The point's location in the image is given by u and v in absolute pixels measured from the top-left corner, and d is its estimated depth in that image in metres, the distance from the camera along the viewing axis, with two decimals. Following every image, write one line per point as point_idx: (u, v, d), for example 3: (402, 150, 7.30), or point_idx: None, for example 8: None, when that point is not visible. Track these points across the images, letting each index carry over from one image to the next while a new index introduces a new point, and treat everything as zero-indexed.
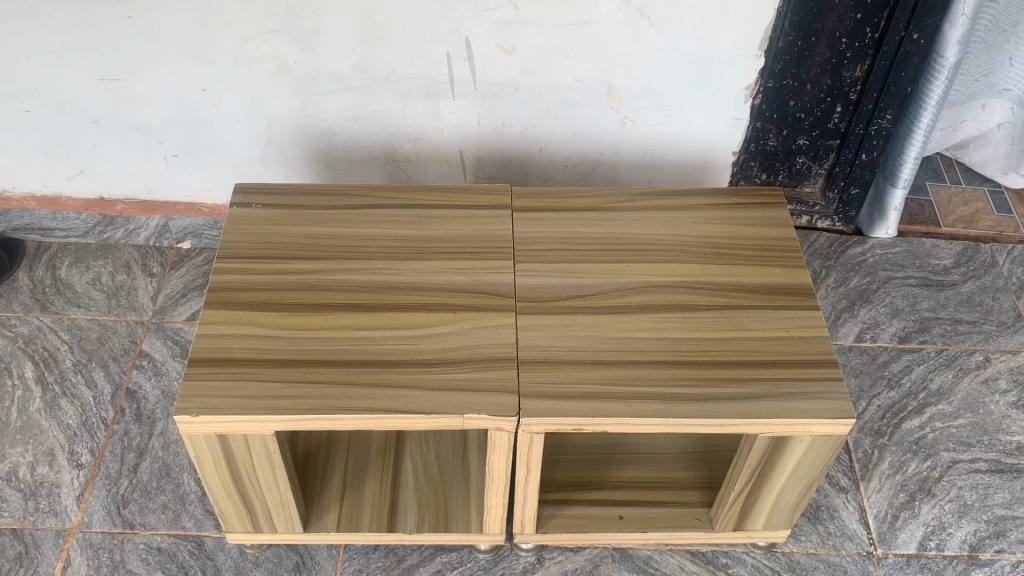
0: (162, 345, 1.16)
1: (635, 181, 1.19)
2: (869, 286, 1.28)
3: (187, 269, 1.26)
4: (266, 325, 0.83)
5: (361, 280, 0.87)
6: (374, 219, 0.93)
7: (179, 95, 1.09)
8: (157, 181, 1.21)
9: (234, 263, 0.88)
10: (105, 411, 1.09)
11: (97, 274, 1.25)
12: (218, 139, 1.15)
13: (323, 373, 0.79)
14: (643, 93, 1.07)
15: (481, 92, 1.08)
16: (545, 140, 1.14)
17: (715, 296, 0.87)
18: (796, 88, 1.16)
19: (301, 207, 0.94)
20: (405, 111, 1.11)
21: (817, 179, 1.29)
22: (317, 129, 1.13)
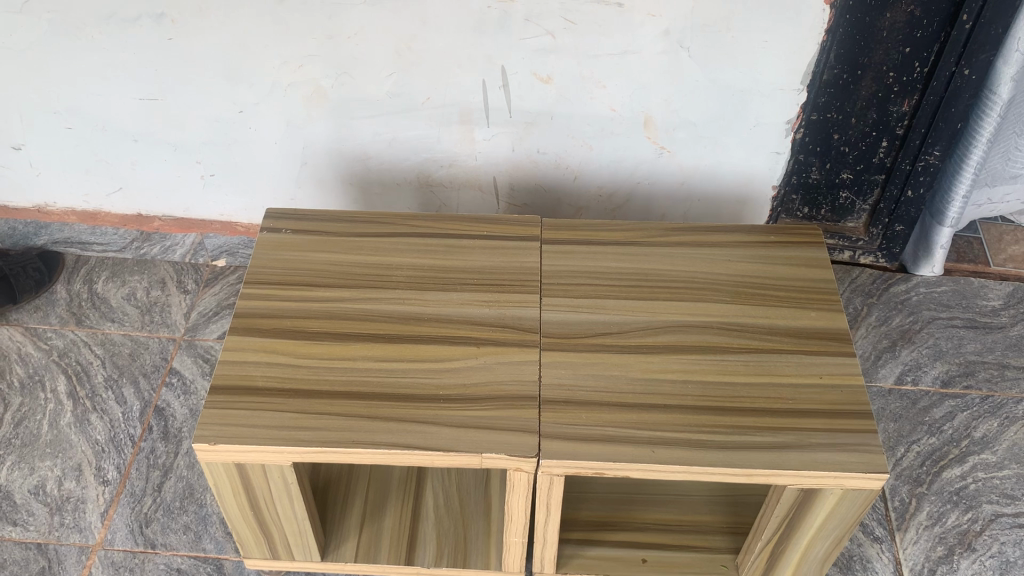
0: (192, 363, 1.17)
1: (672, 214, 1.16)
2: (912, 326, 1.24)
3: (220, 287, 1.26)
4: (289, 354, 0.82)
5: (386, 311, 0.86)
6: (402, 247, 0.92)
7: (217, 116, 1.10)
8: (194, 200, 1.22)
9: (261, 289, 0.88)
10: (133, 428, 1.10)
11: (132, 289, 1.26)
12: (254, 161, 1.16)
13: (343, 406, 0.78)
14: (681, 124, 1.05)
15: (516, 120, 1.07)
16: (580, 169, 1.12)
17: (746, 338, 0.85)
18: (840, 121, 1.14)
19: (329, 232, 0.94)
20: (439, 137, 1.10)
21: (861, 215, 1.26)
22: (351, 153, 1.13)
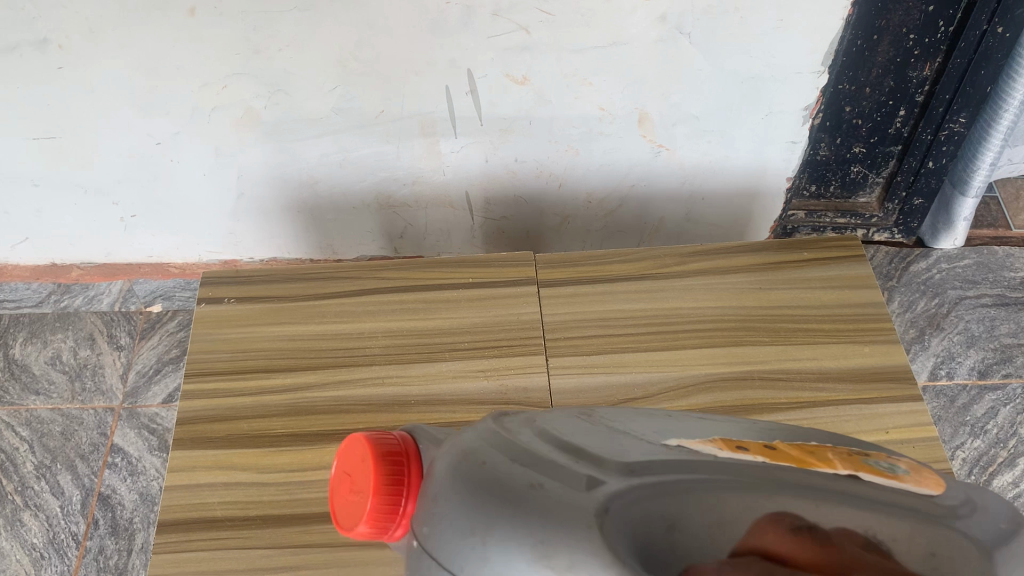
0: (136, 437, 1.01)
1: (672, 214, 1.03)
2: (939, 310, 1.13)
3: (159, 339, 1.10)
4: (250, 469, 0.67)
5: (362, 397, 0.71)
6: (373, 309, 0.77)
7: (131, 150, 0.92)
8: (115, 242, 1.04)
9: (207, 382, 0.72)
10: (75, 525, 0.94)
11: (57, 351, 1.08)
12: (182, 197, 0.98)
13: (324, 534, 0.64)
14: (682, 118, 0.89)
15: (488, 127, 0.90)
16: (566, 175, 0.97)
17: (794, 389, 0.71)
18: (852, 92, 0.99)
19: (282, 298, 0.78)
20: (398, 154, 0.93)
21: (874, 189, 1.12)
22: (295, 179, 0.96)
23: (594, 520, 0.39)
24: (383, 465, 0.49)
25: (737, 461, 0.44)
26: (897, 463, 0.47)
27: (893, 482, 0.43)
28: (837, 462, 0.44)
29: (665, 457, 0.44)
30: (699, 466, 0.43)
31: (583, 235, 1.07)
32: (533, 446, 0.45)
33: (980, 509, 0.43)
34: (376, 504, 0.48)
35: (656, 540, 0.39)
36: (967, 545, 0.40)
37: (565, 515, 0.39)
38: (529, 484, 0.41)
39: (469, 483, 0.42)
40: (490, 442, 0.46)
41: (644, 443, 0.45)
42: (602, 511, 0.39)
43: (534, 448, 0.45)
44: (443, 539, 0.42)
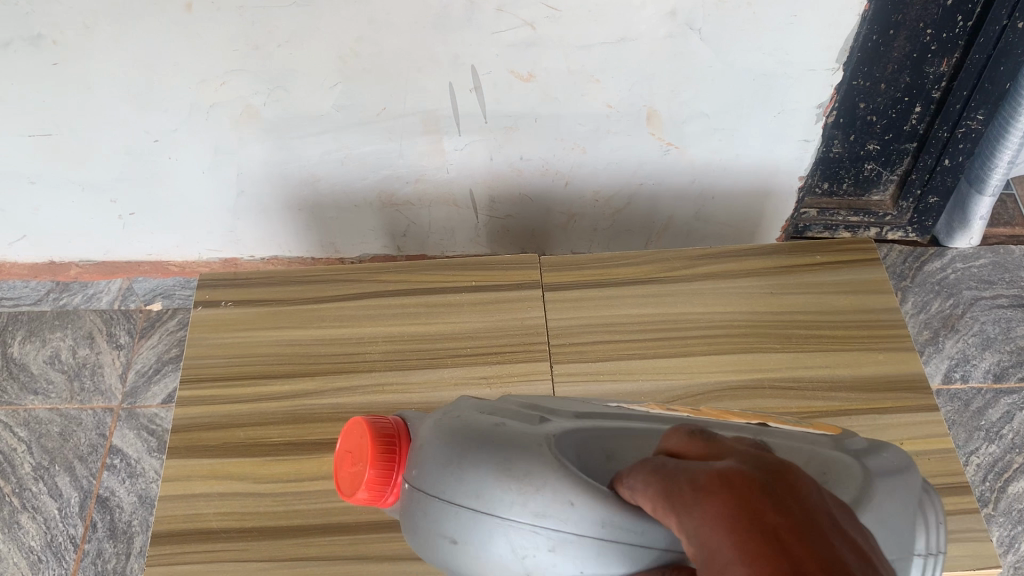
0: (135, 438, 0.99)
1: (681, 213, 1.01)
2: (953, 311, 1.10)
3: (159, 338, 1.08)
4: (246, 479, 0.66)
5: (361, 404, 0.69)
6: (373, 313, 0.75)
7: (129, 147, 0.90)
8: (114, 240, 1.03)
9: (203, 388, 0.70)
10: (73, 528, 0.93)
11: (55, 349, 1.06)
12: (182, 194, 0.97)
13: (322, 548, 0.62)
14: (692, 115, 0.87)
15: (493, 125, 0.88)
16: (572, 173, 0.95)
17: (807, 398, 0.69)
18: (868, 88, 0.96)
19: (281, 302, 0.76)
20: (401, 151, 0.91)
21: (888, 187, 1.09)
22: (296, 176, 0.94)
23: (547, 445, 0.48)
24: (388, 437, 0.54)
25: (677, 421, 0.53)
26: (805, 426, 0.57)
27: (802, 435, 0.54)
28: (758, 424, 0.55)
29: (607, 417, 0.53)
30: (636, 421, 0.52)
31: (590, 234, 1.05)
32: (500, 406, 0.54)
33: (875, 450, 0.53)
34: (377, 471, 0.53)
35: (596, 465, 0.48)
36: (855, 468, 0.50)
37: (524, 442, 0.48)
38: (496, 424, 0.50)
39: (449, 424, 0.51)
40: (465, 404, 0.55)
41: (593, 411, 0.55)
42: (553, 441, 0.48)
43: (500, 407, 0.54)
44: (425, 468, 0.50)
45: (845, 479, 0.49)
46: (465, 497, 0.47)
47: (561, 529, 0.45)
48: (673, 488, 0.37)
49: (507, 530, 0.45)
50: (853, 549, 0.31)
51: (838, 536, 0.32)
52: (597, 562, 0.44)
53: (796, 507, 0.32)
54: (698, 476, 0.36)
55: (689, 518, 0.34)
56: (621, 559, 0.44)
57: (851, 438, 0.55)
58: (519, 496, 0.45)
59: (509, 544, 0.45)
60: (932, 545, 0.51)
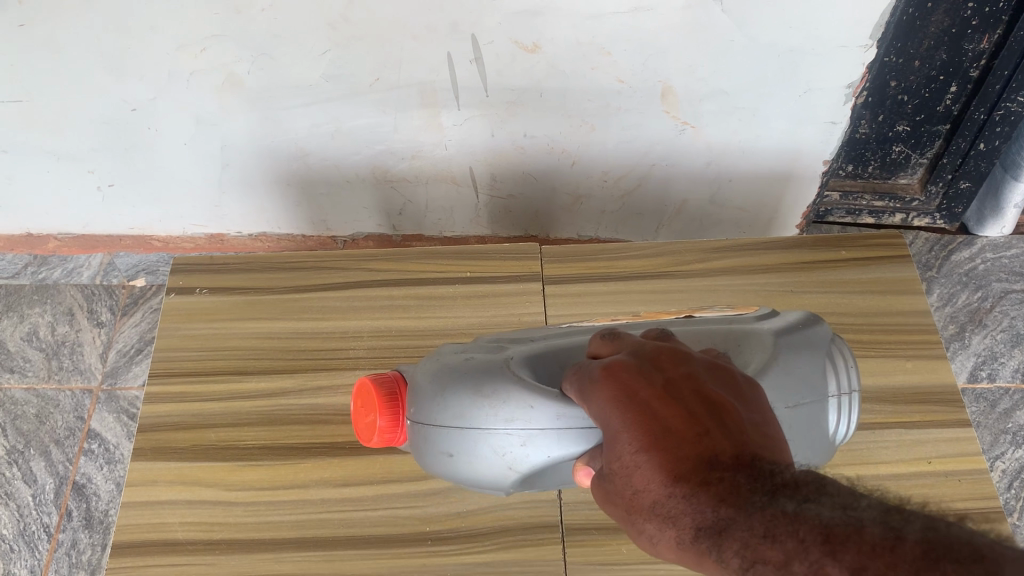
0: (114, 423, 0.96)
1: (696, 197, 0.95)
2: (982, 304, 1.05)
3: (142, 315, 1.03)
4: (216, 485, 0.61)
5: (343, 405, 0.64)
6: (359, 305, 0.70)
7: (103, 116, 0.84)
8: (95, 214, 0.99)
9: (173, 384, 0.65)
10: (47, 516, 0.89)
11: (34, 325, 1.02)
12: (163, 166, 0.91)
13: (296, 564, 0.57)
14: (711, 94, 0.80)
15: (494, 100, 0.81)
16: (579, 153, 0.89)
17: None
18: (899, 65, 0.89)
19: (260, 290, 0.71)
20: (395, 125, 0.85)
21: (916, 170, 1.03)
22: (284, 150, 0.88)
23: (508, 368, 0.49)
24: (399, 381, 0.53)
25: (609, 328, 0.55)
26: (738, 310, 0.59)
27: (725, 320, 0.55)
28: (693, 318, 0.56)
29: (560, 333, 0.54)
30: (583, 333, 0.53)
31: (597, 216, 1.00)
32: (466, 341, 0.55)
33: (790, 319, 0.54)
34: (388, 416, 0.52)
35: (554, 375, 0.49)
36: (766, 338, 0.51)
37: (487, 366, 0.49)
38: (460, 357, 0.51)
39: (424, 365, 0.52)
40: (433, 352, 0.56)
41: (548, 330, 0.56)
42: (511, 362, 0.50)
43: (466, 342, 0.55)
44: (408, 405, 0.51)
45: (755, 346, 0.51)
46: (444, 420, 0.49)
47: (528, 428, 0.47)
48: (579, 382, 0.44)
49: (485, 440, 0.47)
50: (723, 393, 0.38)
51: (708, 386, 0.38)
52: (563, 448, 0.47)
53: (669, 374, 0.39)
54: (594, 370, 0.42)
55: (592, 407, 0.41)
56: (583, 438, 0.47)
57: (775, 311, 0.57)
58: (488, 408, 0.47)
59: (487, 450, 0.48)
60: (845, 385, 0.51)
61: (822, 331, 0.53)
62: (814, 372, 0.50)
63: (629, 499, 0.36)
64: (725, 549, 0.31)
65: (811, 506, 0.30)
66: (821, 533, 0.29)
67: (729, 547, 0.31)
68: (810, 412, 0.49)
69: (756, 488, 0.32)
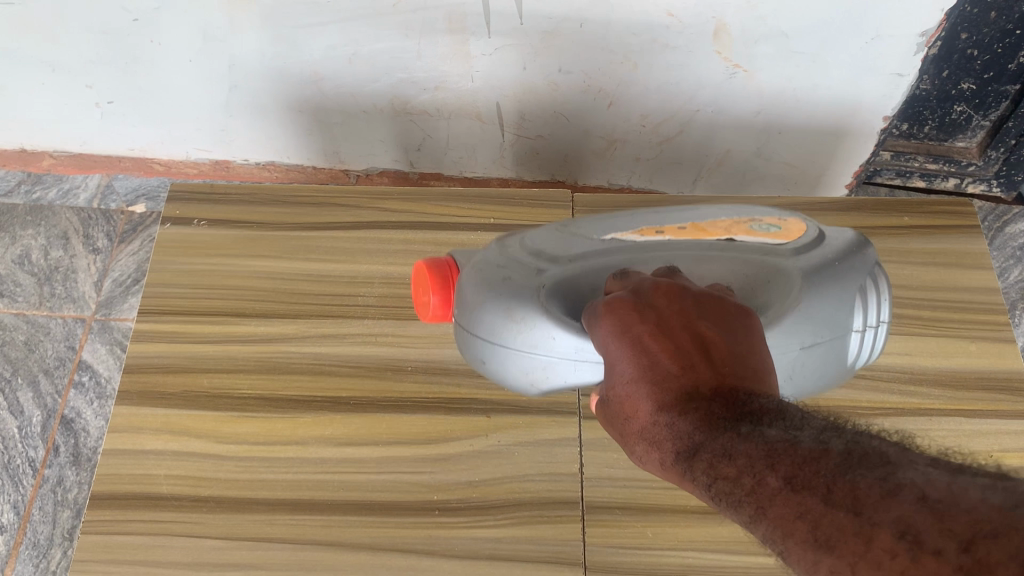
0: (106, 354, 0.92)
1: (741, 147, 0.87)
2: None
3: (140, 244, 1.00)
4: (207, 436, 0.55)
5: (349, 357, 0.58)
6: (371, 247, 0.64)
7: (101, 26, 0.77)
8: (93, 132, 0.93)
9: (165, 322, 0.60)
10: (33, 451, 0.86)
11: (26, 248, 0.97)
12: (167, 85, 0.84)
13: (289, 528, 0.52)
14: (768, 35, 0.71)
15: (528, 29, 0.73)
16: (617, 93, 0.82)
17: (881, 390, 0.57)
18: (974, 16, 0.78)
19: (265, 225, 0.65)
20: (419, 52, 0.77)
21: (977, 133, 0.94)
22: (297, 73, 0.81)
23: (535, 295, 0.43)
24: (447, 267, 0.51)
25: (631, 244, 0.46)
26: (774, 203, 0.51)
27: (755, 241, 0.46)
28: (720, 231, 0.46)
29: (606, 244, 0.46)
30: (625, 249, 0.45)
31: (632, 163, 0.93)
32: (511, 240, 0.48)
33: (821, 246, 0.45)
34: (443, 294, 0.49)
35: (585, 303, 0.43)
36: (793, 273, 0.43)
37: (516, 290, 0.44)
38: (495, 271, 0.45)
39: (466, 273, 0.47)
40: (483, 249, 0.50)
41: (599, 228, 0.48)
42: (543, 289, 0.44)
43: (510, 241, 0.48)
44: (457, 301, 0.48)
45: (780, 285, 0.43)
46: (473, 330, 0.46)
47: (549, 354, 0.43)
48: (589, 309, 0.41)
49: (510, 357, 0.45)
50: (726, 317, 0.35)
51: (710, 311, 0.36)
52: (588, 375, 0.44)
53: (664, 299, 0.36)
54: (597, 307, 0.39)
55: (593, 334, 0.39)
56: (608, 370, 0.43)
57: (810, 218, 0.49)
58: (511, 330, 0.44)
59: (514, 366, 0.45)
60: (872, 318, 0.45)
61: (865, 257, 0.45)
62: (837, 312, 0.43)
63: (622, 417, 0.34)
64: (694, 470, 0.29)
65: (766, 427, 0.28)
66: (766, 450, 0.27)
67: (698, 468, 0.29)
68: (824, 352, 0.43)
69: (726, 413, 0.30)
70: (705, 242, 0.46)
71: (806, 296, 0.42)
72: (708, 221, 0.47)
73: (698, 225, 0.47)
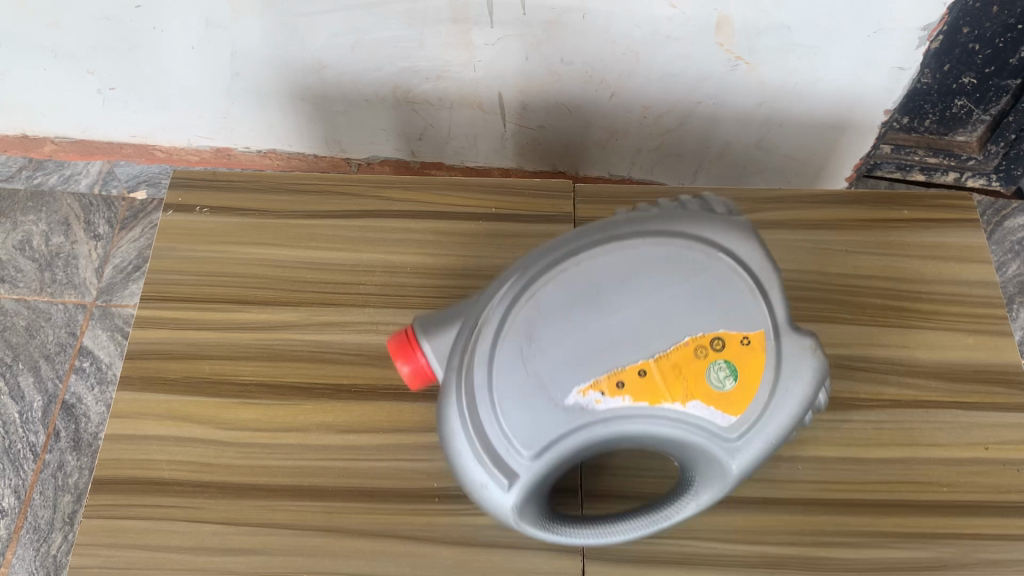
0: (107, 340, 0.92)
1: (741, 138, 0.88)
2: None
3: (141, 230, 0.99)
4: (209, 423, 0.56)
5: (351, 345, 0.59)
6: (372, 236, 0.64)
7: (103, 12, 0.77)
8: (95, 118, 0.93)
9: (167, 309, 0.60)
10: (34, 436, 0.86)
11: (27, 234, 0.97)
12: (168, 71, 0.84)
13: (290, 514, 0.53)
14: (770, 28, 0.72)
15: (531, 19, 0.73)
16: (618, 84, 0.82)
17: (879, 382, 0.58)
18: (976, 11, 0.79)
19: (267, 212, 0.65)
20: (421, 40, 0.77)
21: (977, 127, 0.95)
22: (299, 61, 0.81)
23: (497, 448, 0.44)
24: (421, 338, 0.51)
25: (593, 411, 0.44)
26: (741, 273, 0.46)
27: (710, 411, 0.44)
28: (679, 386, 0.44)
29: (570, 419, 0.44)
30: (589, 377, 0.44)
31: (633, 154, 0.93)
32: (478, 369, 0.45)
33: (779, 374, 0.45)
34: (416, 362, 0.50)
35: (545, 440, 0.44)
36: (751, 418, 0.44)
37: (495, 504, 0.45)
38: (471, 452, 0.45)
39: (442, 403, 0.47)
40: (457, 349, 0.47)
41: (563, 359, 0.44)
42: (510, 437, 0.44)
43: (478, 366, 0.45)
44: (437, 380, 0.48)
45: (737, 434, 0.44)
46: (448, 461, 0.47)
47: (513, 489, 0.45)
48: None
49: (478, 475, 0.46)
50: None
51: None
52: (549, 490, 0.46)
53: None
54: None
55: None
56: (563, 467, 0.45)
57: (774, 300, 0.46)
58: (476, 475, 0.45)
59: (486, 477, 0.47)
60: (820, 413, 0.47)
61: (821, 366, 0.45)
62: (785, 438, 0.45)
63: None
64: None
65: None
66: None
67: None
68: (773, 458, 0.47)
69: None
70: (661, 411, 0.44)
71: (758, 438, 0.44)
72: (667, 358, 0.44)
73: (657, 372, 0.44)
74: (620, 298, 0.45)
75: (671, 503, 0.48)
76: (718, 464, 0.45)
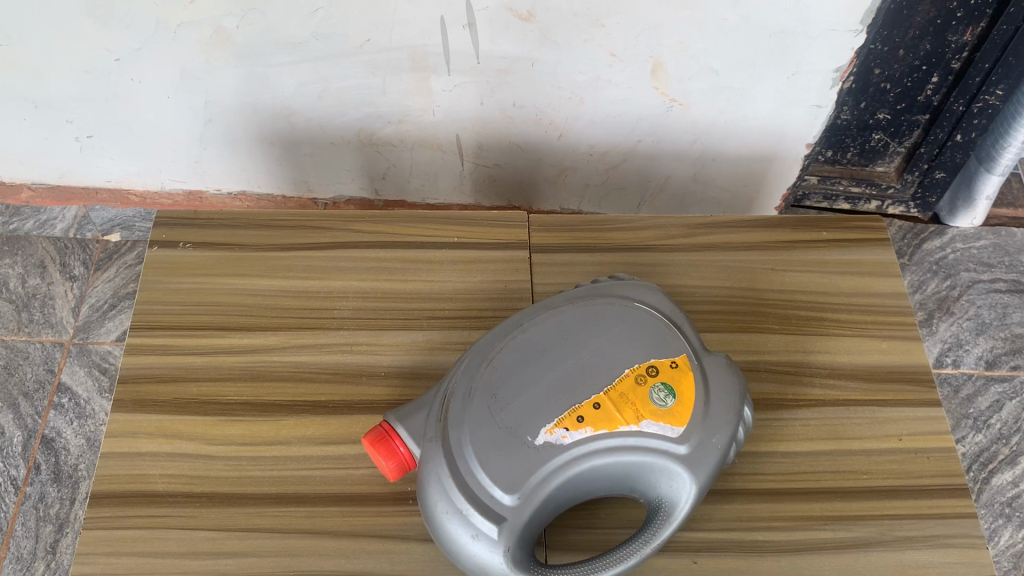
0: (86, 376, 0.95)
1: (679, 173, 0.95)
2: (950, 293, 1.09)
3: (116, 270, 1.03)
4: (198, 438, 0.60)
5: (327, 364, 0.64)
6: (344, 266, 0.69)
7: (84, 64, 0.82)
8: (72, 165, 0.98)
9: (155, 337, 0.65)
10: (14, 469, 0.89)
11: (4, 276, 1.02)
12: (146, 120, 0.90)
13: (275, 518, 0.57)
14: (700, 72, 0.79)
15: (484, 67, 0.80)
16: (566, 126, 0.89)
17: (805, 383, 0.65)
18: (885, 54, 0.87)
19: (245, 247, 0.70)
20: (384, 87, 0.84)
21: (893, 158, 1.04)
22: (268, 108, 0.87)
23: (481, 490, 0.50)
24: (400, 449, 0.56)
25: (561, 444, 0.51)
26: (655, 315, 0.57)
27: (661, 425, 0.52)
28: (630, 409, 0.52)
29: (542, 454, 0.50)
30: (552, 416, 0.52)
31: (581, 189, 1.01)
32: (455, 434, 0.52)
33: (708, 390, 0.54)
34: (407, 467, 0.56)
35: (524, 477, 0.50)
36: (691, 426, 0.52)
37: (486, 554, 0.50)
38: (459, 508, 0.50)
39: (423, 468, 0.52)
40: (432, 425, 0.54)
41: (526, 409, 0.52)
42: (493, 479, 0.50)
43: (454, 432, 0.52)
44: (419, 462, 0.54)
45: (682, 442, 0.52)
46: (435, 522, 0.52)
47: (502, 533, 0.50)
48: None
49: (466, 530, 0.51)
50: None
51: None
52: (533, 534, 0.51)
53: None
54: None
55: None
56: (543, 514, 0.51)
57: (685, 333, 0.57)
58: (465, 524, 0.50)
59: None
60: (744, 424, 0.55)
61: (733, 377, 0.55)
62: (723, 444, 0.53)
63: None
64: None
65: None
66: None
67: None
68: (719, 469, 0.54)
69: None
70: (621, 433, 0.51)
71: (698, 443, 0.52)
72: (615, 390, 0.53)
73: (609, 403, 0.52)
74: (565, 354, 0.55)
75: (645, 530, 0.52)
76: (674, 476, 0.52)
